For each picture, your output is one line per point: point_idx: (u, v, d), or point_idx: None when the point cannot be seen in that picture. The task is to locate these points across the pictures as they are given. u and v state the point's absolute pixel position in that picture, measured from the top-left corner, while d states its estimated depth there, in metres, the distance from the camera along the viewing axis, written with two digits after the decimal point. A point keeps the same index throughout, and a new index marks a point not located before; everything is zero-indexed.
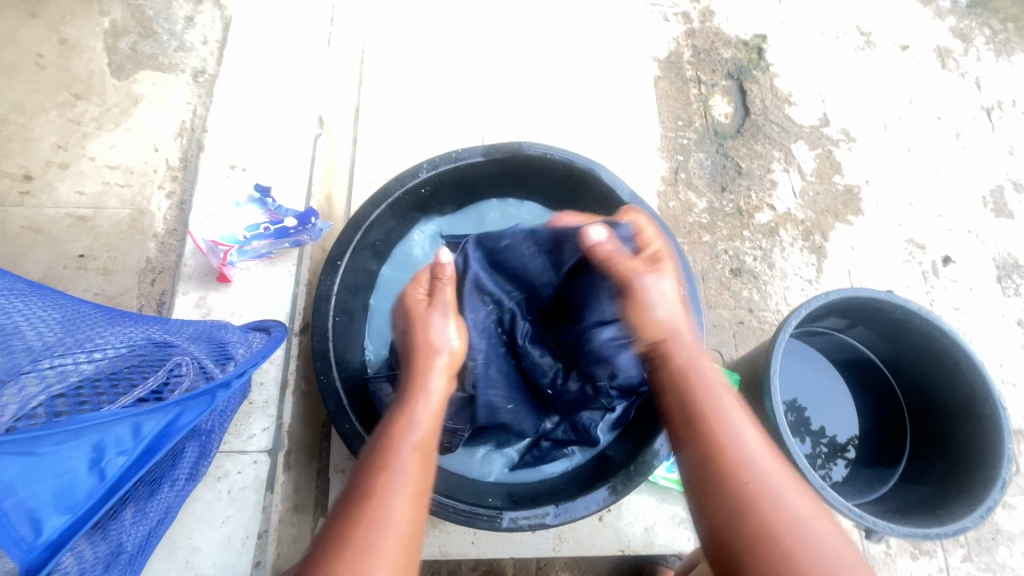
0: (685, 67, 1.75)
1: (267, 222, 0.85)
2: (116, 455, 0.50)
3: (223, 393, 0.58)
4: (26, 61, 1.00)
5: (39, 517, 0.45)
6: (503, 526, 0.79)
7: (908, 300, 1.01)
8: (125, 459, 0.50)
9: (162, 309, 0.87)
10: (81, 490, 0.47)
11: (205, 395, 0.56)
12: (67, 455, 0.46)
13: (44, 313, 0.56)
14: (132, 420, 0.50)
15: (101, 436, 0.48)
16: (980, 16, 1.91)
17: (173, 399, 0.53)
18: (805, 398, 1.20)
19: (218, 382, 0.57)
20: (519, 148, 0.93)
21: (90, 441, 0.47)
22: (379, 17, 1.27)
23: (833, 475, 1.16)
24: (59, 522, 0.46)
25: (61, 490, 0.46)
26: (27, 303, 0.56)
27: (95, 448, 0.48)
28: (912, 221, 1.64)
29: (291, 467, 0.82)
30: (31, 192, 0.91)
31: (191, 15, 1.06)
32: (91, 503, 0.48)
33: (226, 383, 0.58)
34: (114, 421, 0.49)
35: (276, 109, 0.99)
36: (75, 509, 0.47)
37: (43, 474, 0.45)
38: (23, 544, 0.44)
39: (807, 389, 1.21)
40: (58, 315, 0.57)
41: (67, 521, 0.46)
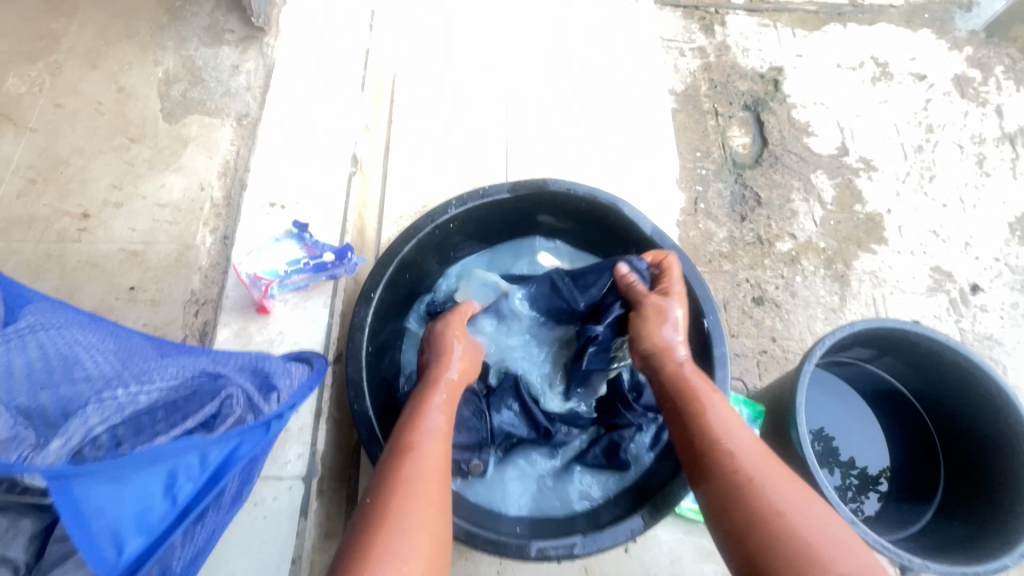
0: (702, 99, 1.79)
1: (306, 257, 0.90)
2: (186, 482, 0.55)
3: (275, 426, 0.64)
4: (87, 108, 1.08)
5: (121, 538, 0.50)
6: (532, 556, 0.78)
7: (934, 330, 1.00)
8: (193, 484, 0.55)
9: (204, 339, 0.91)
10: (156, 516, 0.53)
11: (260, 426, 0.62)
12: (149, 482, 0.52)
13: (104, 344, 0.62)
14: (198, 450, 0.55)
15: (175, 464, 0.54)
16: (998, 46, 1.93)
17: (234, 431, 0.57)
18: (839, 436, 1.19)
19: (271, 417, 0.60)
20: (543, 184, 0.97)
21: (165, 469, 0.53)
22: (408, 60, 1.34)
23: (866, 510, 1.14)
24: (138, 542, 0.51)
25: (140, 515, 0.52)
26: (90, 335, 0.62)
27: (169, 474, 0.54)
28: (938, 250, 1.62)
29: (322, 493, 0.85)
30: (88, 229, 0.98)
31: (237, 64, 1.14)
32: (165, 526, 0.53)
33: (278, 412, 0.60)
34: (187, 450, 0.54)
35: (314, 149, 1.05)
36: (151, 531, 0.52)
37: (129, 501, 0.50)
38: (109, 563, 0.49)
39: (836, 422, 1.20)
40: (116, 349, 0.62)
41: (145, 541, 0.52)
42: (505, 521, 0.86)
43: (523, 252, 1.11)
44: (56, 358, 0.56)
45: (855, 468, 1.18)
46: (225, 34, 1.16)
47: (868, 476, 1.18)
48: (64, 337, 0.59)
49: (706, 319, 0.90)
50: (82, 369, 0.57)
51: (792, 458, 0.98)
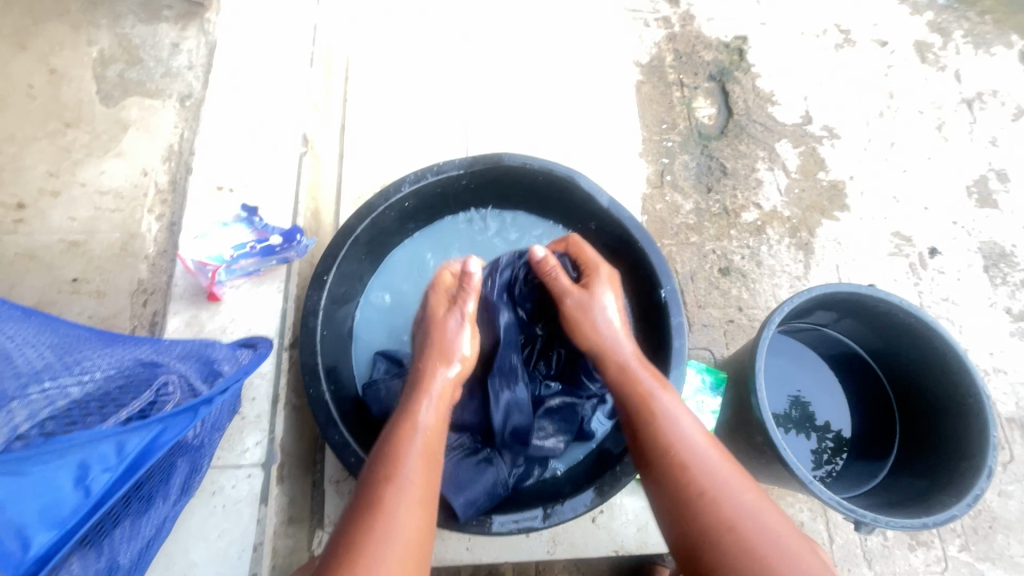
0: (667, 71, 1.78)
1: (254, 241, 0.88)
2: (101, 471, 0.51)
3: (205, 410, 0.60)
4: (17, 92, 1.02)
5: (26, 534, 0.46)
6: (493, 530, 0.80)
7: (889, 293, 1.02)
8: (110, 475, 0.51)
9: (154, 329, 0.88)
10: (66, 507, 0.49)
11: (187, 412, 0.58)
12: (53, 473, 0.48)
13: (34, 337, 0.58)
14: (115, 438, 0.51)
15: (87, 454, 0.50)
16: (957, 10, 1.94)
17: (155, 416, 0.54)
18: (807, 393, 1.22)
19: (200, 400, 0.59)
20: (498, 159, 0.95)
21: (74, 460, 0.49)
22: (362, 35, 1.30)
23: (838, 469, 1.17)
24: (46, 538, 0.48)
25: (46, 507, 0.48)
26: (18, 329, 0.58)
27: (80, 466, 0.49)
28: (897, 215, 1.65)
29: (284, 480, 0.84)
30: (24, 220, 0.94)
31: (177, 42, 1.09)
32: (76, 520, 0.49)
33: (208, 400, 0.60)
34: (99, 440, 0.50)
35: (262, 128, 1.02)
36: (61, 525, 0.48)
37: (28, 493, 0.46)
38: (12, 560, 0.46)
39: (799, 379, 1.22)
40: (47, 340, 0.59)
41: (55, 536, 0.48)
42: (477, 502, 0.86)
43: (480, 225, 1.08)
44: None
45: (825, 427, 1.21)
46: (163, 10, 1.11)
47: (842, 439, 1.20)
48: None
49: (664, 289, 0.90)
50: (13, 363, 0.53)
51: (752, 423, 1.00)
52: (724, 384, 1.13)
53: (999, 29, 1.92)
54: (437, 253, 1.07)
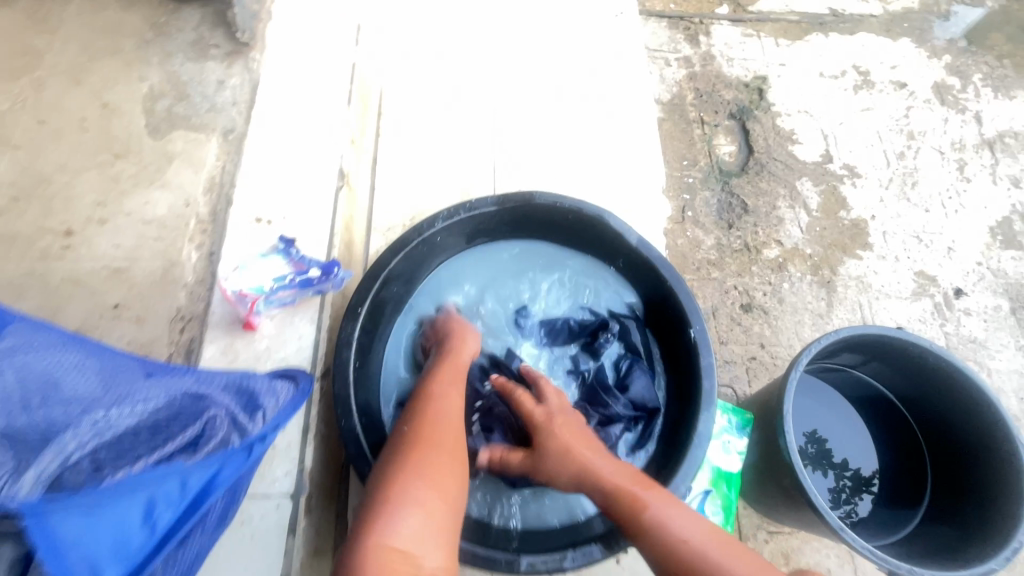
0: (689, 109, 1.81)
1: (292, 273, 0.90)
2: (164, 508, 0.54)
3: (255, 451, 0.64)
4: (71, 124, 1.08)
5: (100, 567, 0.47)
6: (522, 570, 0.79)
7: (919, 336, 1.02)
8: (172, 512, 0.55)
9: (190, 355, 0.90)
10: (134, 543, 0.52)
11: (239, 452, 0.62)
12: (120, 510, 0.50)
13: (87, 363, 0.61)
14: (179, 475, 0.56)
15: (152, 493, 0.53)
16: (975, 54, 1.97)
17: (208, 457, 0.58)
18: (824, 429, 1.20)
19: (250, 441, 0.63)
20: (530, 197, 0.98)
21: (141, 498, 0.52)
22: (397, 73, 1.36)
23: (860, 511, 1.14)
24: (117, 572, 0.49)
25: (116, 543, 0.49)
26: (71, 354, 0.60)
27: (149, 502, 0.53)
28: (920, 255, 1.65)
29: (311, 511, 0.84)
30: (71, 246, 0.97)
31: (222, 79, 1.14)
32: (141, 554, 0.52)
33: (260, 440, 0.64)
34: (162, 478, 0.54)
35: (301, 161, 1.05)
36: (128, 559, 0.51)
37: (99, 530, 0.47)
38: None
39: (822, 417, 1.20)
40: (101, 366, 0.62)
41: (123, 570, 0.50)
42: (481, 532, 0.87)
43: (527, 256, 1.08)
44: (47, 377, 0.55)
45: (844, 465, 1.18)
46: (211, 49, 1.17)
47: (862, 478, 1.18)
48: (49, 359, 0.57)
49: (693, 329, 0.91)
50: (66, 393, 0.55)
51: (780, 466, 0.99)
52: (751, 425, 1.10)
53: (1018, 73, 1.95)
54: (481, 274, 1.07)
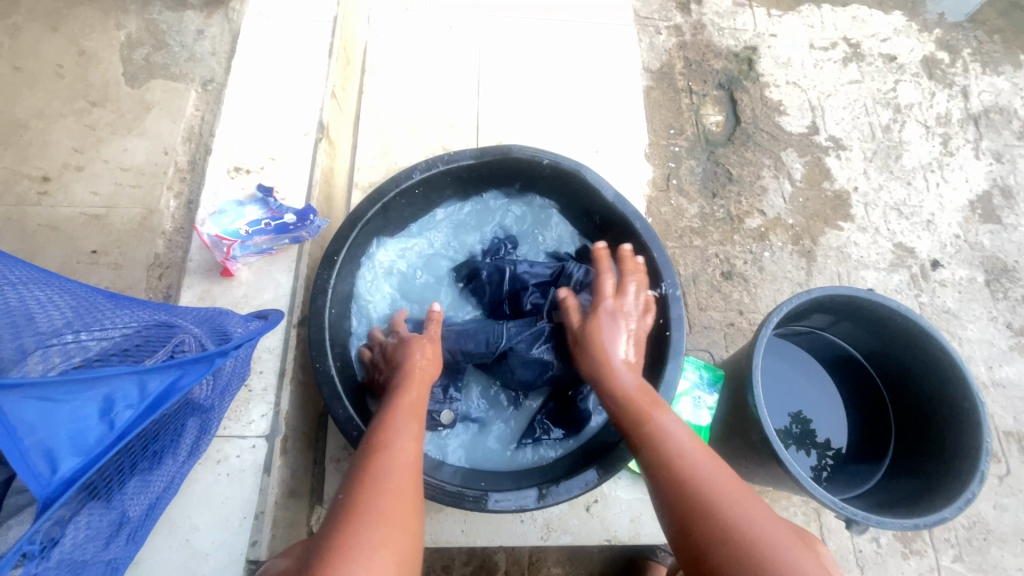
0: (677, 77, 1.81)
1: (267, 218, 0.89)
2: (124, 407, 0.52)
3: (221, 361, 0.61)
4: (47, 71, 1.07)
5: (54, 456, 0.47)
6: (489, 507, 0.82)
7: (887, 296, 1.04)
8: (133, 411, 0.53)
9: (168, 301, 0.91)
10: (92, 436, 0.50)
11: (205, 360, 0.59)
12: (81, 405, 0.50)
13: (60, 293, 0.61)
14: (138, 376, 0.53)
15: (111, 389, 0.51)
16: (966, 29, 1.97)
17: (177, 359, 0.56)
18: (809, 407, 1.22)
19: (217, 350, 0.60)
20: (508, 151, 0.98)
21: (100, 393, 0.51)
22: (381, 32, 1.35)
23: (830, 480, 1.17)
24: (74, 462, 0.48)
25: (75, 434, 0.49)
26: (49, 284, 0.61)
27: (105, 400, 0.51)
28: (900, 227, 1.67)
29: (287, 452, 0.86)
30: (48, 193, 0.97)
31: (201, 29, 1.12)
32: (101, 448, 0.50)
33: (226, 352, 0.62)
34: (122, 374, 0.52)
35: (280, 113, 1.05)
36: (87, 452, 0.49)
37: (60, 420, 0.48)
38: (41, 479, 0.47)
39: (808, 398, 1.22)
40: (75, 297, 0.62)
41: (82, 462, 0.49)
42: (445, 469, 0.90)
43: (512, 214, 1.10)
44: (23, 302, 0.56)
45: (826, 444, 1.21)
46: None
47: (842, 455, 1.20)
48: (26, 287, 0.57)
49: (664, 283, 0.93)
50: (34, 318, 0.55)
51: (748, 421, 1.01)
52: (720, 381, 1.13)
53: (1008, 49, 1.95)
54: (467, 228, 1.09)
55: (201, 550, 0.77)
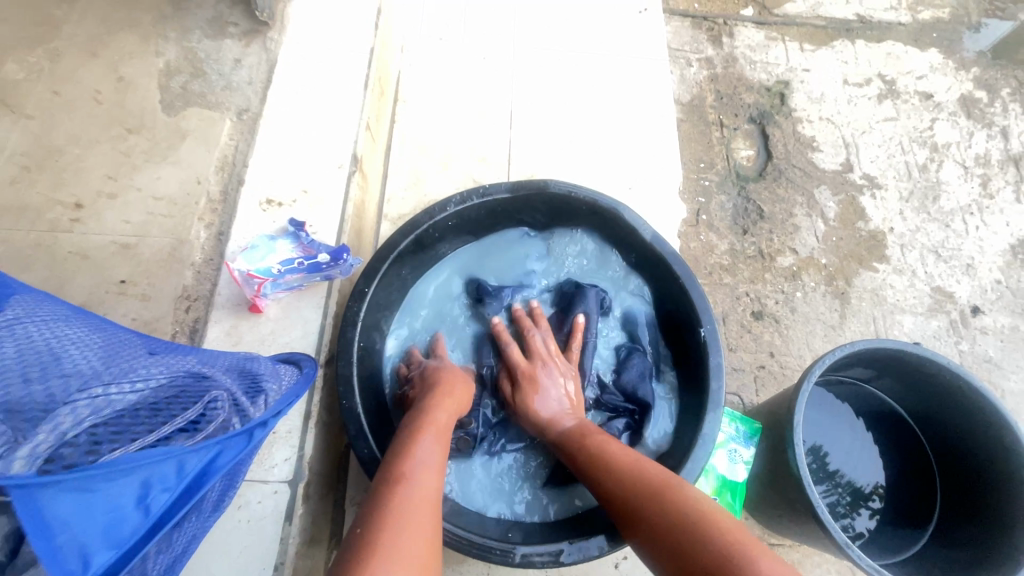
0: (708, 110, 1.78)
1: (300, 257, 0.88)
2: (161, 491, 0.45)
3: (259, 433, 0.57)
4: (86, 97, 1.07)
5: (89, 551, 0.40)
6: (516, 561, 0.77)
7: (937, 353, 0.99)
8: (169, 496, 0.46)
9: (194, 335, 0.89)
10: (127, 527, 0.43)
11: (245, 433, 0.55)
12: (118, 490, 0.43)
13: (88, 340, 0.59)
14: (177, 457, 0.46)
15: (150, 471, 0.45)
16: (1005, 68, 1.93)
17: (218, 435, 0.49)
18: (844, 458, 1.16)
19: (256, 423, 0.56)
20: (544, 186, 0.96)
21: (139, 477, 0.44)
22: (415, 61, 1.34)
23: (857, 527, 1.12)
24: (104, 559, 0.41)
25: (109, 525, 0.42)
26: (74, 331, 0.59)
27: (144, 485, 0.44)
28: (938, 270, 1.61)
29: (309, 499, 0.83)
30: (80, 220, 0.96)
31: (239, 58, 1.12)
32: (135, 540, 0.43)
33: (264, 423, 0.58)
34: (165, 457, 0.45)
35: (314, 144, 1.04)
36: (121, 545, 0.42)
37: (97, 509, 0.41)
38: None
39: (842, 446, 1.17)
40: (101, 342, 0.61)
41: (113, 557, 0.42)
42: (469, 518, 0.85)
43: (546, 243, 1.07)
44: (47, 352, 0.53)
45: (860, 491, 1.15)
46: (229, 27, 1.15)
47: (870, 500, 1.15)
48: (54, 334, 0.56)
49: (703, 328, 0.89)
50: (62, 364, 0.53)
51: (788, 480, 0.96)
52: (758, 435, 1.09)
53: None
54: (502, 255, 1.07)
55: None
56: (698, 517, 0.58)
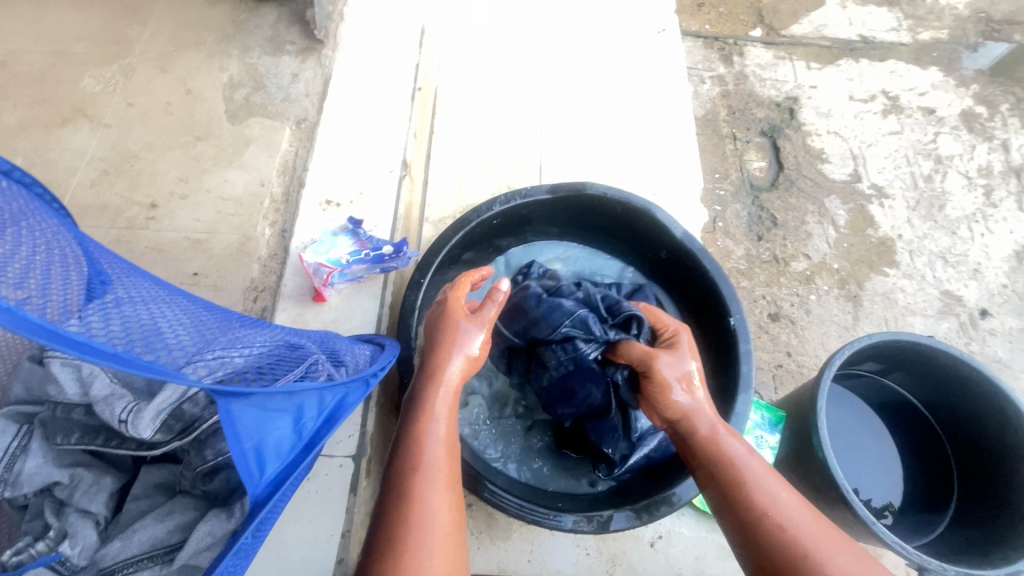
0: (721, 125, 1.88)
1: (365, 249, 0.97)
2: (309, 420, 0.52)
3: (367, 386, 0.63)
4: (158, 108, 1.17)
5: (267, 457, 0.46)
6: (566, 527, 0.84)
7: (949, 344, 1.05)
8: (317, 424, 0.52)
9: (262, 323, 0.97)
10: (290, 444, 0.49)
11: (360, 381, 0.61)
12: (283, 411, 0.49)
13: (182, 321, 0.67)
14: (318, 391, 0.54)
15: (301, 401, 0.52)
16: (1003, 85, 2.03)
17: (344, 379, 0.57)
18: (854, 454, 1.24)
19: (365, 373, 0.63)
20: (582, 188, 1.04)
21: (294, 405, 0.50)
22: (452, 78, 1.44)
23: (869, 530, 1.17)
24: (279, 466, 0.47)
25: (280, 440, 0.48)
26: (169, 313, 0.67)
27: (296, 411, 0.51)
28: (947, 275, 1.68)
29: (370, 473, 0.89)
30: (156, 218, 1.05)
31: (296, 73, 1.22)
32: (297, 456, 0.49)
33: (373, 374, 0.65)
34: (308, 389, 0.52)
35: (368, 150, 1.13)
36: (287, 458, 0.48)
37: (273, 423, 0.47)
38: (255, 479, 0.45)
39: (856, 444, 1.25)
40: (192, 323, 0.68)
41: (285, 465, 0.47)
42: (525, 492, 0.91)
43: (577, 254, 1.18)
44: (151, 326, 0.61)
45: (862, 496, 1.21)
46: (286, 45, 1.25)
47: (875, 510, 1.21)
48: (152, 314, 0.64)
49: (732, 317, 0.96)
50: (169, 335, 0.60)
51: (813, 464, 1.02)
52: (783, 423, 1.16)
53: None
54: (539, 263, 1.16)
55: (291, 566, 0.79)
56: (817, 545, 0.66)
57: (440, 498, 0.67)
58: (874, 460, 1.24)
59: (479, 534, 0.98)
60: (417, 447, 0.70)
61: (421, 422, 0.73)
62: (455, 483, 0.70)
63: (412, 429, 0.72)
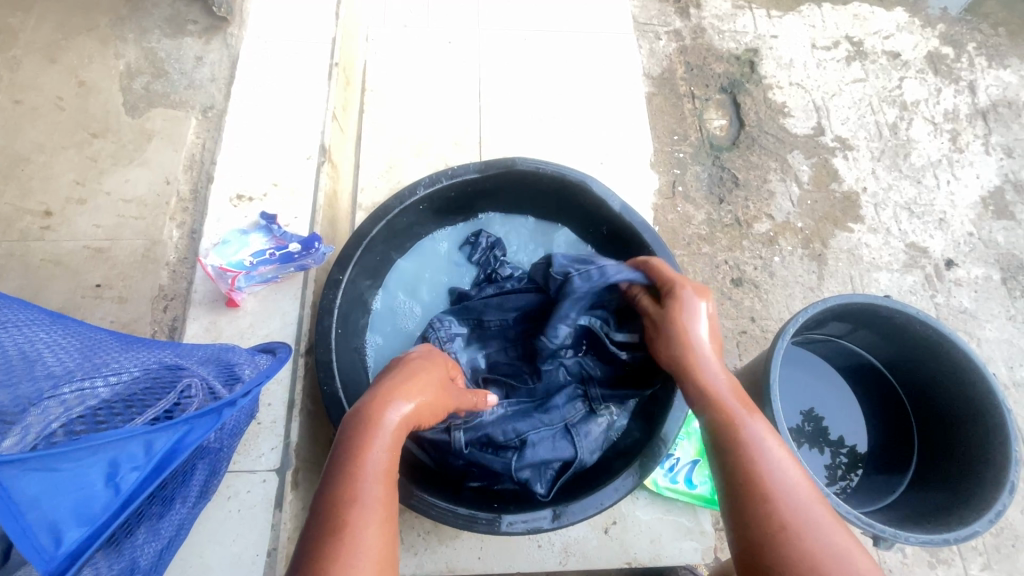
0: (679, 83, 1.79)
1: (273, 248, 0.90)
2: (130, 470, 0.50)
3: (229, 412, 0.59)
4: (48, 103, 1.06)
5: (57, 530, 0.46)
6: (502, 529, 0.80)
7: (907, 304, 1.01)
8: (139, 473, 0.51)
9: (174, 334, 0.90)
10: (97, 504, 0.48)
11: (212, 412, 0.57)
12: (86, 470, 0.47)
13: (65, 341, 0.60)
14: (144, 436, 0.51)
15: (117, 452, 0.49)
16: (970, 22, 1.94)
17: (182, 416, 0.53)
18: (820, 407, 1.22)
19: (224, 401, 0.58)
20: (512, 164, 0.96)
21: (105, 458, 0.48)
22: (380, 51, 1.34)
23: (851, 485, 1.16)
24: (79, 533, 0.47)
25: (79, 505, 0.47)
26: (50, 332, 0.60)
27: (111, 464, 0.49)
28: (912, 227, 1.64)
29: (298, 486, 0.84)
30: (51, 227, 0.96)
31: (200, 55, 1.12)
32: (107, 515, 0.49)
33: (233, 402, 0.59)
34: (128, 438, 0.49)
35: (281, 137, 1.04)
36: (92, 521, 0.48)
37: (65, 488, 0.46)
38: (44, 555, 0.45)
39: (819, 397, 1.22)
40: (76, 342, 0.61)
41: (85, 533, 0.47)
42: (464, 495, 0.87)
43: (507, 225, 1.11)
44: (20, 354, 0.55)
45: (839, 442, 1.20)
46: (187, 24, 1.14)
47: (857, 454, 1.19)
48: (23, 336, 0.56)
49: None
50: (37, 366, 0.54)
51: None
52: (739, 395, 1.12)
53: (1013, 41, 1.93)
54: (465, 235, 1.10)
55: None
56: (807, 515, 0.58)
57: (375, 531, 0.53)
58: (840, 406, 1.22)
59: (427, 535, 0.95)
60: (353, 468, 0.57)
61: (353, 448, 0.59)
62: (394, 517, 0.56)
63: (344, 457, 0.58)
